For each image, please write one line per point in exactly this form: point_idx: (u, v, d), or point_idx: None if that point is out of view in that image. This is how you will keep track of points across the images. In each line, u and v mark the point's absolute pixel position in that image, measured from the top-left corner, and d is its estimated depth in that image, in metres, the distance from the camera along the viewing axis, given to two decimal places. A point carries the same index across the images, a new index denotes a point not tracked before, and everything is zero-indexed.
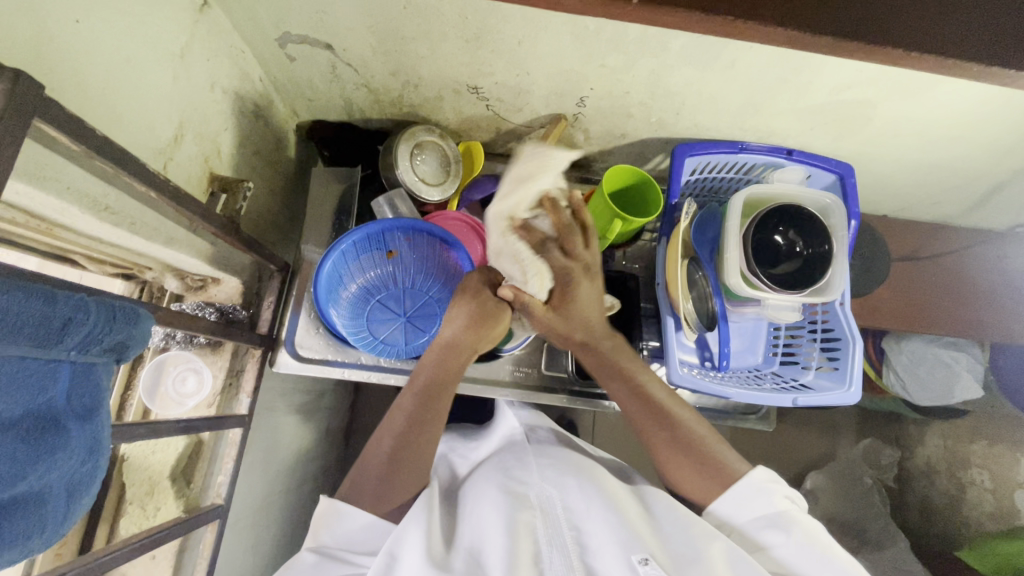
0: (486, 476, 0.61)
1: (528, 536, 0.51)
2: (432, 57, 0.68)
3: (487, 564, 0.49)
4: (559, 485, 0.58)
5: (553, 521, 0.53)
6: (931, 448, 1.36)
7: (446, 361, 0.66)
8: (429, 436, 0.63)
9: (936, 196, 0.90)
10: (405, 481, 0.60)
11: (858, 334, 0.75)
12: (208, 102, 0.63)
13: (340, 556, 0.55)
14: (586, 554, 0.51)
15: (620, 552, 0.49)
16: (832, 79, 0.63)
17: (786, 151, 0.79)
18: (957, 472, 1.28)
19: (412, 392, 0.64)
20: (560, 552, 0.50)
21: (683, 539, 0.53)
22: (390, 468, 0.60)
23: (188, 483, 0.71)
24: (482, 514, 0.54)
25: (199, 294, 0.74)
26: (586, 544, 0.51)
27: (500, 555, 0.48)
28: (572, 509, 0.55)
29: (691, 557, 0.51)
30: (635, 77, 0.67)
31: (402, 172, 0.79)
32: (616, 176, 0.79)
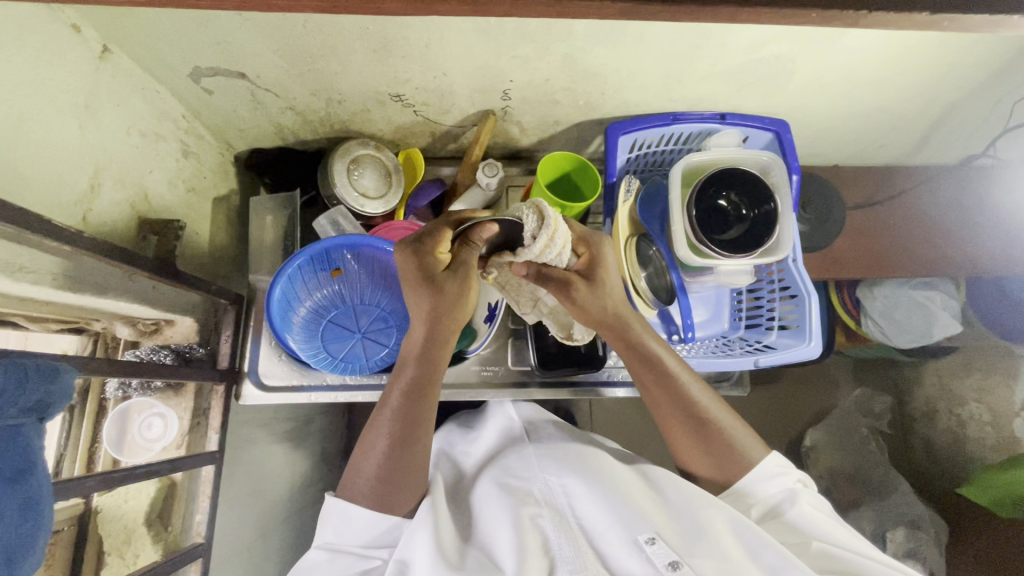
0: (494, 475, 0.63)
1: (533, 526, 0.54)
2: (346, 71, 0.67)
3: (497, 556, 0.52)
4: (559, 473, 0.61)
5: (557, 511, 0.57)
6: (928, 388, 1.37)
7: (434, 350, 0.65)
8: (425, 433, 0.62)
9: (882, 139, 0.89)
10: (412, 473, 0.60)
11: (812, 288, 0.75)
12: (127, 147, 0.63)
13: (348, 549, 0.57)
14: (596, 539, 0.53)
15: (626, 534, 0.51)
16: (743, 39, 0.63)
17: (720, 115, 0.78)
18: (955, 409, 1.28)
19: (399, 386, 0.64)
20: (567, 538, 0.53)
21: (687, 514, 0.55)
22: (391, 469, 0.59)
23: (166, 528, 0.72)
24: (489, 513, 0.57)
25: (155, 337, 0.74)
26: (591, 530, 0.54)
27: (506, 549, 0.51)
28: (577, 497, 0.57)
29: (695, 530, 0.53)
30: (551, 62, 0.67)
31: (342, 189, 0.79)
32: (550, 163, 0.77)
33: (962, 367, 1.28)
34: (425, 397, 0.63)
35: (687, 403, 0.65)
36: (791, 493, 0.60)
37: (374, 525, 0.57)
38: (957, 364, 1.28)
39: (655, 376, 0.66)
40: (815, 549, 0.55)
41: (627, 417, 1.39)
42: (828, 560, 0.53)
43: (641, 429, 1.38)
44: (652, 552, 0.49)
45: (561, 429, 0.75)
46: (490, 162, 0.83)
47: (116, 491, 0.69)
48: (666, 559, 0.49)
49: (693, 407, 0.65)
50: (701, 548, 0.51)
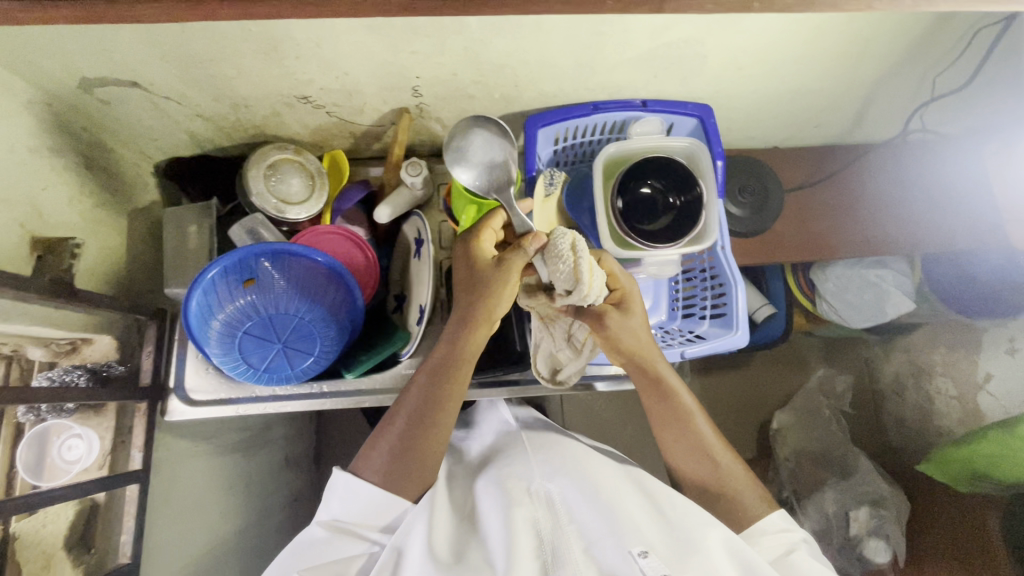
0: (496, 475, 0.63)
1: (528, 530, 0.54)
2: (243, 75, 0.65)
3: (494, 559, 0.53)
4: (557, 478, 0.61)
5: (553, 512, 0.57)
6: (896, 364, 1.38)
7: (454, 335, 0.66)
8: (439, 418, 0.65)
9: (816, 119, 0.88)
10: (427, 456, 0.64)
11: (738, 276, 0.74)
12: (13, 165, 0.60)
13: (347, 529, 0.61)
14: (588, 546, 0.53)
15: (620, 545, 0.51)
16: (644, 24, 0.61)
17: (642, 103, 0.77)
18: (923, 384, 1.29)
19: (426, 371, 0.66)
20: (562, 547, 0.53)
21: (681, 529, 0.55)
22: (403, 449, 0.63)
23: (89, 548, 0.69)
24: (491, 514, 0.57)
25: (72, 357, 0.70)
26: (587, 537, 0.54)
27: (501, 554, 0.52)
28: (571, 503, 0.58)
29: (688, 542, 0.54)
30: (453, 56, 0.65)
31: (258, 196, 0.77)
32: (469, 160, 0.75)
33: (927, 341, 1.28)
34: (445, 379, 0.66)
35: (703, 449, 0.69)
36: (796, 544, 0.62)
37: (375, 504, 0.62)
38: (922, 339, 1.30)
39: (671, 418, 0.70)
40: None
41: (593, 408, 1.38)
42: None
43: (606, 420, 1.38)
44: (646, 565, 0.49)
45: (553, 428, 0.78)
46: (414, 160, 0.82)
47: (36, 516, 0.64)
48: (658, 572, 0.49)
49: (708, 454, 0.68)
50: (693, 563, 0.51)
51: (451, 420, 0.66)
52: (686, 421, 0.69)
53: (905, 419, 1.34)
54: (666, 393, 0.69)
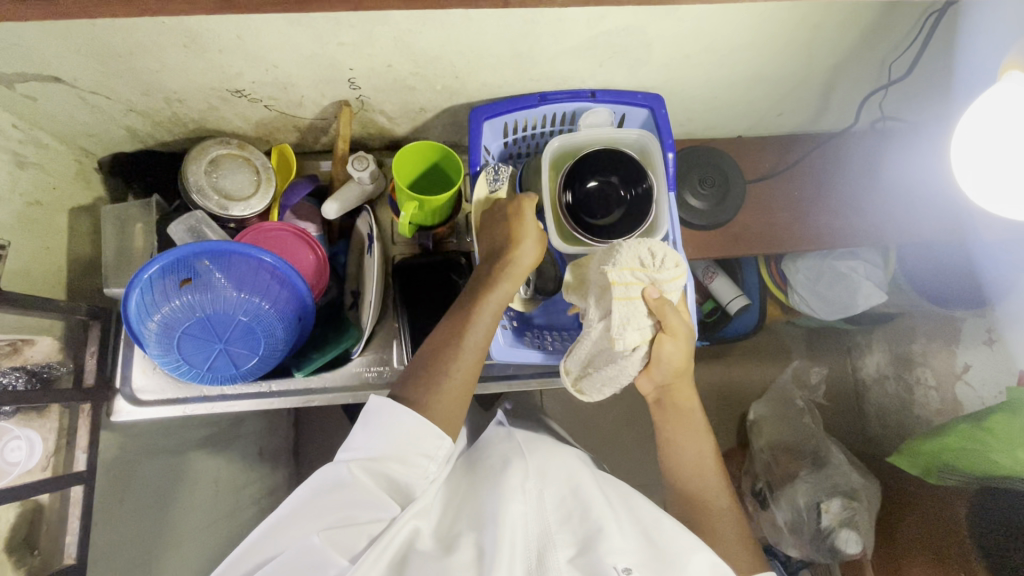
0: (495, 475, 0.63)
1: (521, 529, 0.55)
2: (168, 69, 0.63)
3: (482, 551, 0.53)
4: (555, 489, 0.62)
5: (546, 519, 0.58)
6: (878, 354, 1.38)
7: (486, 272, 0.68)
8: (472, 347, 0.65)
9: (777, 108, 0.85)
10: (454, 386, 0.62)
11: (687, 272, 0.73)
12: None
13: (374, 471, 0.55)
14: (574, 556, 0.54)
15: (609, 559, 0.52)
16: (577, 12, 0.58)
17: (590, 93, 0.74)
18: (903, 373, 1.29)
19: (459, 308, 0.67)
20: (550, 556, 0.54)
21: (665, 546, 0.56)
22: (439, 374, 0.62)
23: (32, 550, 0.69)
24: (483, 506, 0.58)
25: (13, 358, 0.68)
26: (581, 545, 0.55)
27: (487, 549, 0.53)
28: (565, 515, 0.58)
29: (672, 564, 0.54)
30: (383, 48, 0.62)
31: (198, 194, 0.76)
32: (409, 154, 0.73)
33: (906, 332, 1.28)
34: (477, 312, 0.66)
35: (709, 486, 0.71)
36: None
37: (408, 435, 0.57)
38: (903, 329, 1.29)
39: (689, 447, 0.74)
40: None
41: (568, 400, 1.38)
42: None
43: (582, 412, 1.37)
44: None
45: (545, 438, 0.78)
46: (360, 154, 0.80)
47: None
48: None
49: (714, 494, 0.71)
50: None
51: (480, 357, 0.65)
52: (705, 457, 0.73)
53: (885, 410, 1.34)
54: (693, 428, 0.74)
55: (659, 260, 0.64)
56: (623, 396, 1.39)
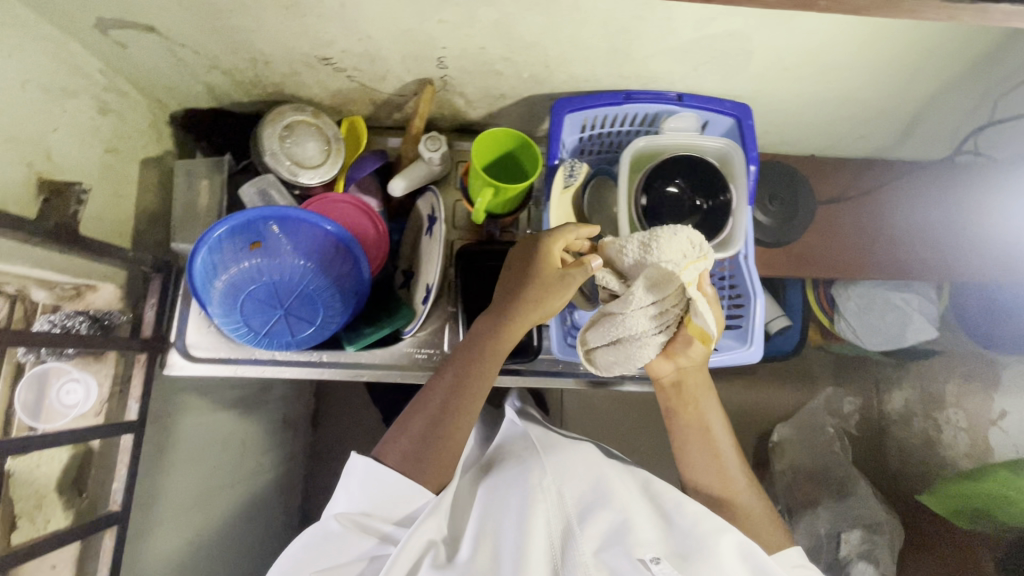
0: (510, 476, 0.65)
1: (541, 529, 0.57)
2: (263, 30, 0.62)
3: (505, 559, 0.56)
4: (570, 483, 0.63)
5: (564, 517, 0.59)
6: (906, 391, 1.26)
7: (481, 334, 0.68)
8: (461, 411, 0.66)
9: (858, 131, 0.83)
10: (442, 450, 0.64)
11: (758, 290, 0.70)
12: (23, 104, 0.59)
13: (364, 522, 0.60)
14: (598, 549, 0.56)
15: (630, 554, 0.54)
16: (688, 12, 0.57)
17: (676, 97, 0.73)
18: (933, 413, 1.17)
19: (454, 366, 0.68)
20: (571, 549, 0.56)
21: (690, 537, 0.58)
22: (426, 438, 0.64)
23: (80, 492, 0.70)
24: (501, 513, 0.61)
25: (76, 301, 0.67)
26: (600, 541, 0.57)
27: (511, 558, 0.55)
28: (582, 511, 0.60)
29: (698, 551, 0.56)
30: (482, 30, 0.61)
31: (271, 157, 0.76)
32: (489, 139, 0.72)
33: (942, 368, 1.17)
34: (468, 374, 0.67)
35: (723, 468, 0.71)
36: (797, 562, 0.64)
37: (398, 495, 0.61)
38: (938, 365, 1.17)
39: (703, 449, 0.72)
40: None
41: (591, 401, 1.37)
42: None
43: (604, 415, 1.37)
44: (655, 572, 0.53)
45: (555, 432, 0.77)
46: (433, 134, 0.79)
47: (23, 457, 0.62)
48: None
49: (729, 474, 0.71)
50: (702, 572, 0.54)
51: (471, 417, 0.66)
52: (714, 447, 0.72)
53: None
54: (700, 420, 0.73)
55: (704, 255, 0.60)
56: (648, 403, 1.38)
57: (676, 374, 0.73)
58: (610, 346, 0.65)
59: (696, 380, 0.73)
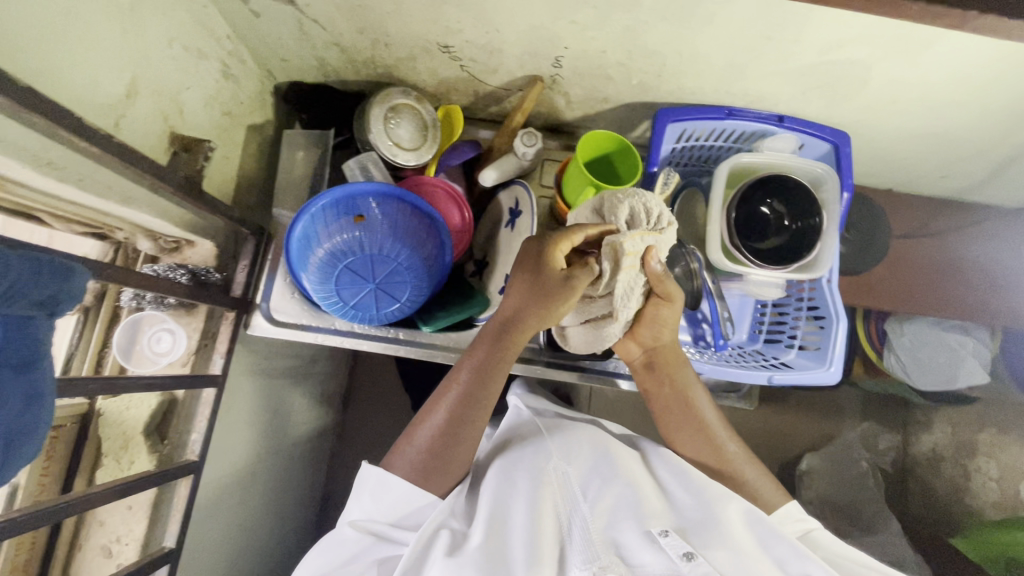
0: (510, 459, 0.66)
1: (549, 511, 0.59)
2: (397, 12, 0.65)
3: (514, 540, 0.56)
4: (574, 461, 0.64)
5: (569, 495, 0.60)
6: (936, 434, 1.28)
7: (496, 346, 0.66)
8: (473, 424, 0.64)
9: (944, 170, 0.84)
10: (456, 461, 0.63)
11: (842, 313, 0.72)
12: (167, 60, 0.61)
13: (381, 530, 0.60)
14: (607, 525, 0.57)
15: (639, 527, 0.56)
16: (820, 36, 0.58)
17: (778, 117, 0.74)
18: (963, 459, 1.19)
19: (468, 372, 0.66)
20: (581, 523, 0.57)
21: (700, 509, 0.59)
22: (438, 451, 0.63)
23: (162, 439, 0.73)
24: (507, 491, 0.61)
25: (174, 255, 0.75)
26: (608, 517, 0.58)
27: (522, 539, 0.55)
28: (587, 488, 0.61)
29: (708, 522, 0.58)
30: (610, 34, 0.63)
31: (375, 136, 0.77)
32: (592, 141, 0.74)
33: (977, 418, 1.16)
34: (482, 387, 0.65)
35: (707, 436, 0.72)
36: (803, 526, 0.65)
37: (404, 502, 0.60)
38: (973, 415, 1.17)
39: (689, 423, 0.73)
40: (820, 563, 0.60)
41: (623, 409, 1.36)
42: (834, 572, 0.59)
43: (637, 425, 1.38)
44: (666, 543, 0.55)
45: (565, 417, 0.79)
46: (530, 129, 0.80)
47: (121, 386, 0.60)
48: (680, 549, 0.54)
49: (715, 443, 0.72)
50: (712, 541, 0.56)
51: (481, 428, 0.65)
52: (697, 420, 0.72)
53: None
54: (681, 395, 0.73)
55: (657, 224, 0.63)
56: None
57: (645, 354, 0.74)
58: (574, 326, 0.70)
59: (671, 357, 0.74)
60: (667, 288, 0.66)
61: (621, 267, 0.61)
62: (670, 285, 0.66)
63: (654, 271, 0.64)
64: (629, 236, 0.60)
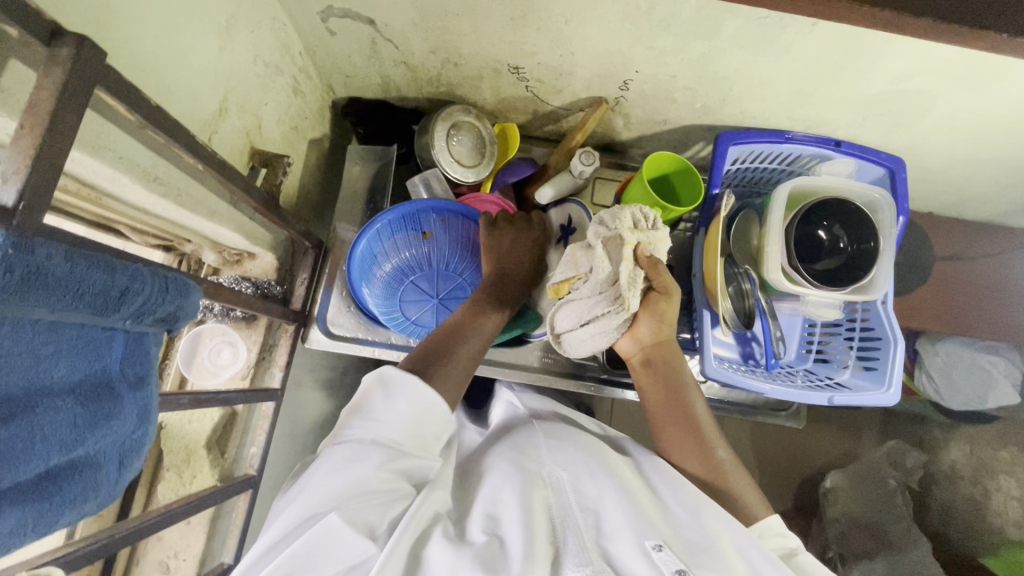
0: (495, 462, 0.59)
1: (541, 511, 0.51)
2: (475, 34, 0.66)
3: (504, 534, 0.49)
4: (572, 463, 0.58)
5: (562, 500, 0.54)
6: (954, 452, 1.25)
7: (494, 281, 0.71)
8: (479, 340, 0.65)
9: (988, 195, 0.86)
10: (459, 367, 0.60)
11: (900, 335, 0.73)
12: (251, 76, 0.62)
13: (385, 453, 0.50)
14: (601, 536, 0.50)
15: (633, 538, 0.48)
16: (892, 67, 0.60)
17: (835, 143, 0.76)
18: (982, 477, 1.18)
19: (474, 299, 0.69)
20: (573, 533, 0.50)
21: (698, 525, 0.51)
22: (450, 349, 0.61)
23: (223, 453, 0.73)
24: (495, 488, 0.54)
25: (235, 268, 0.75)
26: (600, 527, 0.51)
27: (517, 530, 0.48)
28: (582, 491, 0.54)
29: (703, 543, 0.50)
30: (684, 60, 0.65)
31: (438, 152, 0.78)
32: (656, 163, 0.76)
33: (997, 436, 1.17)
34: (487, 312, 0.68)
35: (699, 435, 0.64)
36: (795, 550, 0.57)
37: (419, 401, 0.53)
38: (993, 433, 1.18)
39: (678, 420, 0.65)
40: None
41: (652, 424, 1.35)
42: None
43: None
44: (659, 559, 0.47)
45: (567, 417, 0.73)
46: (588, 149, 0.80)
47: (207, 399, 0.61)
48: (673, 567, 0.46)
49: (705, 444, 0.63)
50: (706, 562, 0.48)
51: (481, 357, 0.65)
52: (690, 414, 0.65)
53: None
54: (678, 388, 0.67)
55: (645, 220, 0.63)
56: None
57: (643, 350, 0.69)
58: (571, 333, 0.68)
59: (670, 347, 0.68)
60: (665, 280, 0.64)
61: (622, 260, 0.61)
62: (668, 278, 0.65)
63: (648, 258, 0.64)
64: (626, 231, 0.61)
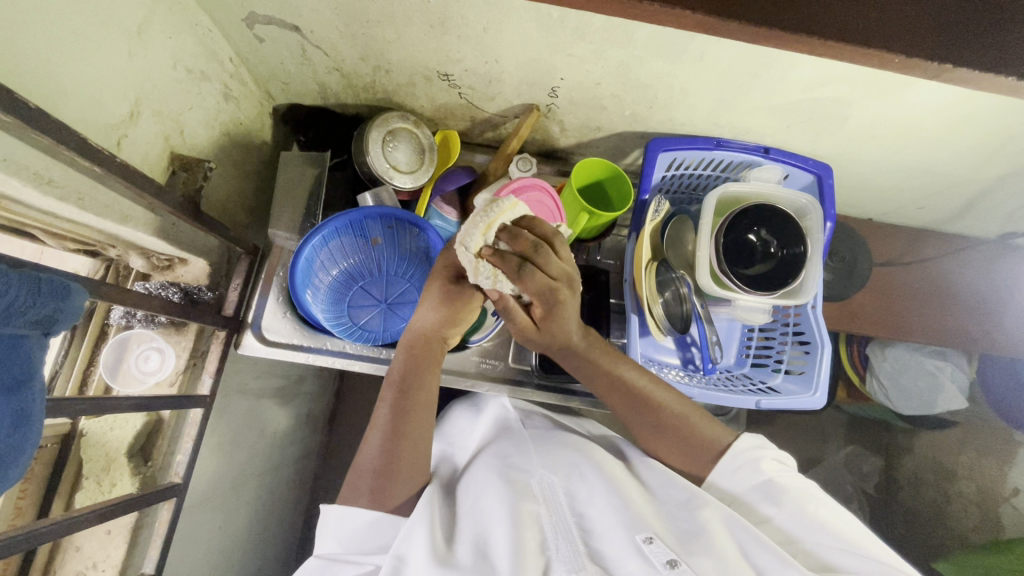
0: (486, 466, 0.62)
1: (532, 523, 0.54)
2: (399, 41, 0.67)
3: (492, 556, 0.51)
4: (558, 471, 0.62)
5: (556, 509, 0.57)
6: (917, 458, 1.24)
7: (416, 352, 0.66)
8: (417, 422, 0.63)
9: (921, 201, 0.88)
10: (403, 467, 0.61)
11: (827, 339, 0.74)
12: (169, 80, 0.62)
13: (345, 558, 0.57)
14: (592, 538, 0.54)
15: (625, 534, 0.52)
16: (803, 75, 0.61)
17: (764, 150, 0.78)
18: (942, 483, 1.16)
19: (393, 388, 0.64)
20: (565, 537, 0.54)
21: (685, 516, 0.56)
22: (384, 463, 0.60)
23: (146, 460, 0.72)
24: (483, 505, 0.56)
25: (166, 274, 0.74)
26: (591, 529, 0.55)
27: (506, 549, 0.50)
28: (576, 496, 0.59)
29: (693, 531, 0.54)
30: (605, 68, 0.66)
31: (372, 158, 0.78)
32: (584, 169, 0.77)
33: (955, 442, 1.15)
34: (415, 387, 0.64)
35: (649, 401, 0.66)
36: (768, 484, 0.60)
37: (366, 525, 0.58)
38: (951, 438, 1.16)
39: (628, 394, 0.66)
40: (801, 548, 0.56)
41: None
42: (813, 558, 0.55)
43: None
44: (650, 551, 0.50)
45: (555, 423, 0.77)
46: (525, 156, 0.80)
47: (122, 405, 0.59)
48: (664, 557, 0.50)
49: (655, 404, 0.66)
50: (699, 550, 0.52)
51: (429, 425, 0.65)
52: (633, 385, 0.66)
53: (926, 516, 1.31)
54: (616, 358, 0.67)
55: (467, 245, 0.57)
56: None
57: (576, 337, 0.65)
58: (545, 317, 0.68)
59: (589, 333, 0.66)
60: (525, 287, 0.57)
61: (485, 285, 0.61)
62: (525, 284, 0.57)
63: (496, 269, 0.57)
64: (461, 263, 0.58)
